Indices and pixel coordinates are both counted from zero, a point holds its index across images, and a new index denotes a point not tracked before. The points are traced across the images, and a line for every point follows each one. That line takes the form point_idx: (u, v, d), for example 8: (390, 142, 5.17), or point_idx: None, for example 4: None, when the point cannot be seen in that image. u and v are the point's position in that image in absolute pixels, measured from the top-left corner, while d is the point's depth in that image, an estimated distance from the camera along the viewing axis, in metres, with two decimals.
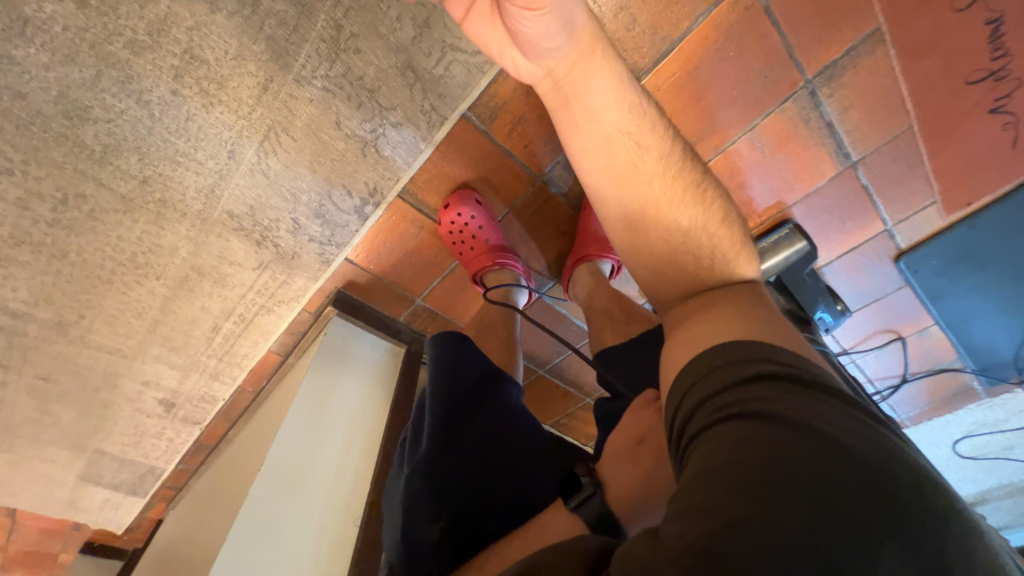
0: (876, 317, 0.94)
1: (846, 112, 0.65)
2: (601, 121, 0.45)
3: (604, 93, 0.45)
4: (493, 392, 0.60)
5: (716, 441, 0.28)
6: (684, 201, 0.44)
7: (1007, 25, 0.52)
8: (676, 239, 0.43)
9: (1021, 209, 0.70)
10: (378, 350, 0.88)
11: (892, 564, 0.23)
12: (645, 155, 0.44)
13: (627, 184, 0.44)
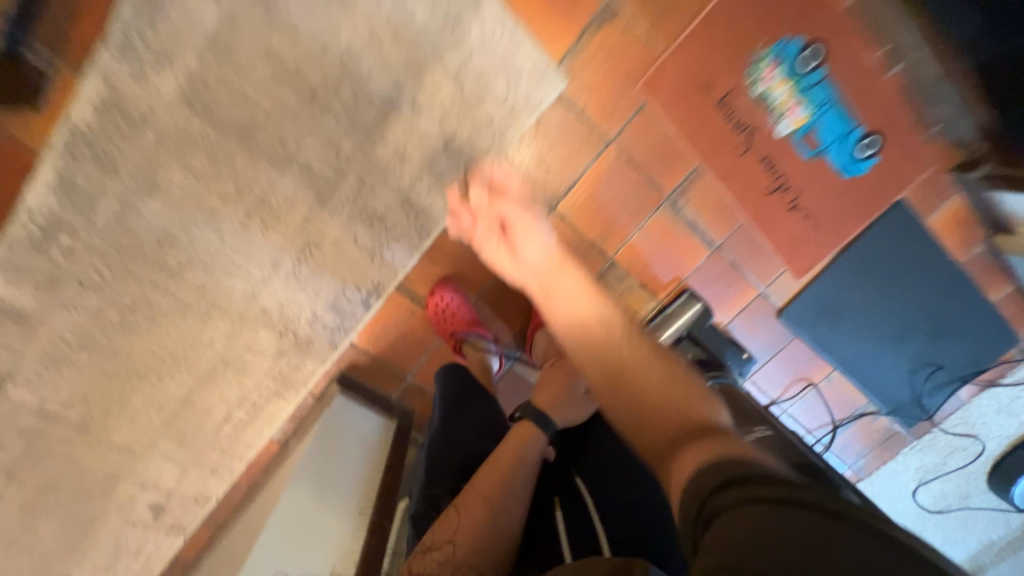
0: (786, 367, 1.15)
1: (700, 214, 0.96)
2: (570, 304, 0.74)
3: (571, 292, 0.75)
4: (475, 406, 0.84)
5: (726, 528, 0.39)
6: (649, 362, 0.65)
7: (772, 159, 0.88)
8: (649, 393, 0.62)
9: (841, 271, 0.99)
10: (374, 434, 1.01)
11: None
12: (602, 326, 0.71)
13: (596, 342, 0.69)
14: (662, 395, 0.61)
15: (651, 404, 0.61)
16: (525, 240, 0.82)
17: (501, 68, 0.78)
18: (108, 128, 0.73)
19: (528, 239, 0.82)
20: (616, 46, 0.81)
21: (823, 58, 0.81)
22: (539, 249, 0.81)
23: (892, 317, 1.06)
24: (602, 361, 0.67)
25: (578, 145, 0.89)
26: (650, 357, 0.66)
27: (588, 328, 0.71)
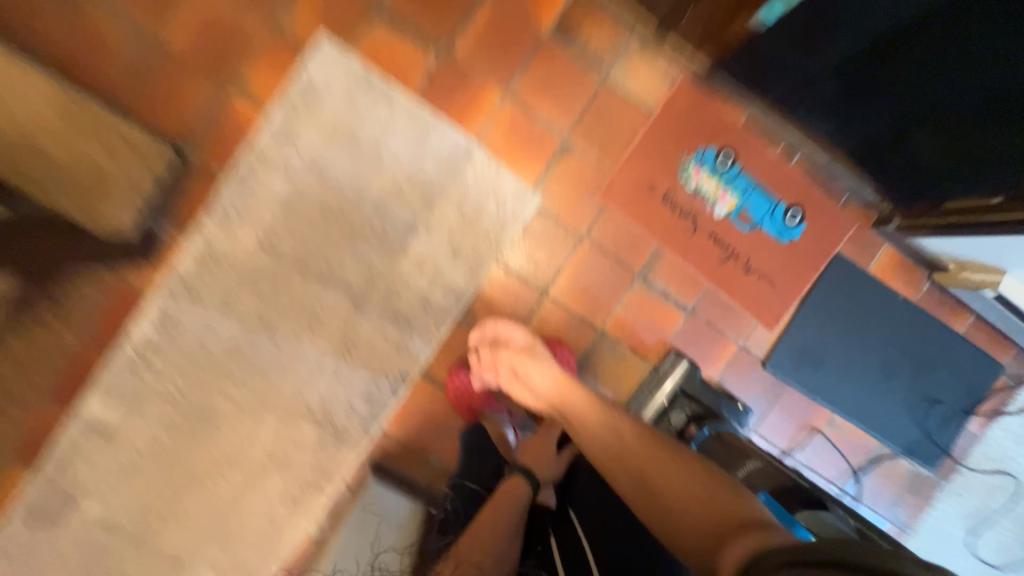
0: (788, 415, 1.21)
1: (669, 285, 1.12)
2: (590, 424, 0.91)
3: (584, 412, 0.93)
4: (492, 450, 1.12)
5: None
6: (666, 465, 0.81)
7: (718, 234, 1.08)
8: (675, 496, 0.76)
9: (803, 318, 1.14)
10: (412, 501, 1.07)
11: None
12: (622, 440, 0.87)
13: (626, 463, 0.84)
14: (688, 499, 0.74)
15: (688, 511, 0.73)
16: (533, 370, 1.00)
17: (491, 196, 1.05)
18: (204, 271, 1.00)
19: (535, 370, 1.00)
20: (575, 169, 1.07)
21: (733, 159, 1.07)
22: (546, 377, 0.99)
23: (866, 356, 1.16)
24: (628, 475, 0.83)
25: (559, 243, 1.09)
26: (667, 462, 0.81)
27: (607, 444, 0.88)
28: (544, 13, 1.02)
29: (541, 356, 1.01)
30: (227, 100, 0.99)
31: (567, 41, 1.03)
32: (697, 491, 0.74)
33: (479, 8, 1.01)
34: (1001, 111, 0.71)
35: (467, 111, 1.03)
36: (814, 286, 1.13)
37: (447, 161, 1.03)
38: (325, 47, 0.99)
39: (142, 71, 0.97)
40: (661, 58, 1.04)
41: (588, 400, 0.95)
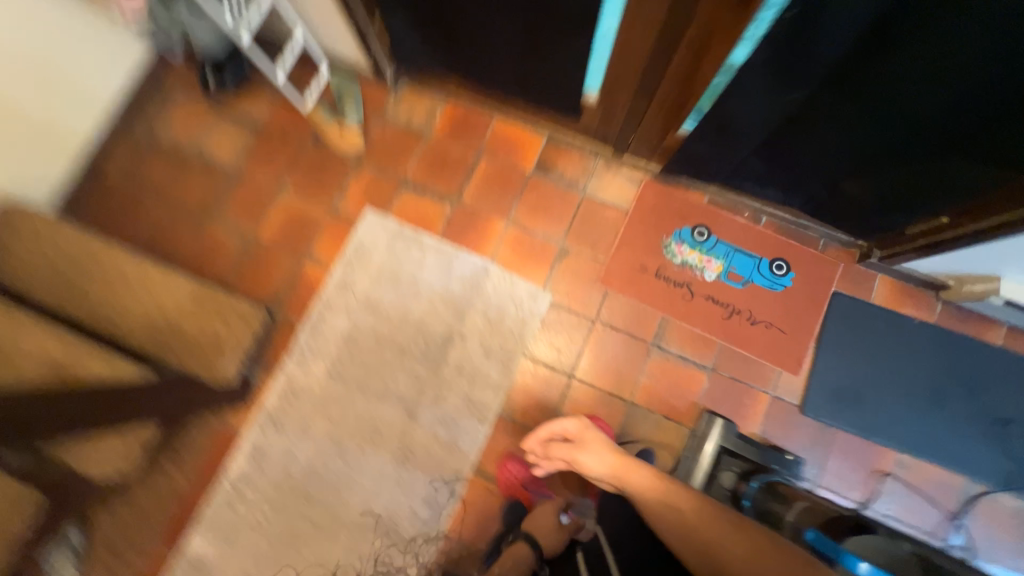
0: (852, 463, 1.14)
1: (684, 348, 1.21)
2: (653, 503, 0.88)
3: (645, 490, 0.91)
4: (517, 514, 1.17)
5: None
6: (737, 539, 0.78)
7: (714, 296, 1.22)
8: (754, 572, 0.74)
9: (824, 358, 1.19)
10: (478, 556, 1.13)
11: None
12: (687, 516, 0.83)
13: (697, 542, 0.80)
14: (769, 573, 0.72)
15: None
16: (585, 456, 1.01)
17: (509, 301, 1.26)
18: (287, 404, 1.21)
19: (587, 455, 1.01)
20: (574, 266, 1.27)
21: (709, 232, 1.25)
22: (600, 461, 0.99)
23: (904, 384, 1.17)
24: (700, 559, 0.78)
25: (575, 329, 1.24)
26: (731, 533, 0.79)
27: (676, 526, 0.83)
28: (526, 159, 1.33)
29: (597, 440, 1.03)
30: (302, 268, 1.31)
31: (548, 173, 1.32)
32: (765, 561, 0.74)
33: (477, 167, 1.34)
34: (931, 148, 0.84)
35: (479, 240, 1.29)
36: (824, 326, 1.20)
37: (470, 281, 1.27)
38: (369, 217, 1.32)
39: (243, 260, 1.32)
40: (624, 169, 1.30)
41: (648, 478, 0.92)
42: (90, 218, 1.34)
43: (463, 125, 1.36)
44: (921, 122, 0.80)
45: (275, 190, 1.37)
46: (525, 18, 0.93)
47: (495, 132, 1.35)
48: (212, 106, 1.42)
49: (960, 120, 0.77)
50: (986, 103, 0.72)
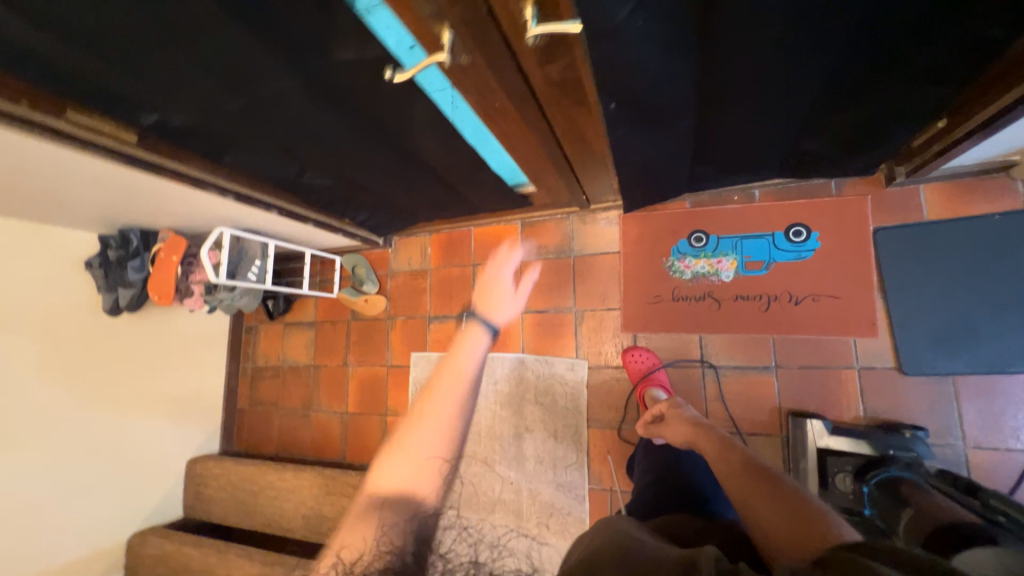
0: (998, 406, 0.97)
1: (738, 358, 1.16)
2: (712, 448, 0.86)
3: (708, 446, 0.88)
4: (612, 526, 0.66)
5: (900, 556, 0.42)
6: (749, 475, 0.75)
7: (742, 294, 1.16)
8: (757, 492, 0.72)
9: (900, 304, 1.04)
10: (451, 442, 0.63)
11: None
12: (726, 455, 0.82)
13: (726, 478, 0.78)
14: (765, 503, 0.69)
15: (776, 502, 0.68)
16: (669, 431, 0.99)
17: (553, 381, 1.33)
18: None
19: (671, 430, 0.99)
20: (595, 323, 1.31)
21: (705, 233, 1.20)
22: (679, 434, 0.97)
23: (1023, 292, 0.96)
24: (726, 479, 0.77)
25: (622, 382, 1.26)
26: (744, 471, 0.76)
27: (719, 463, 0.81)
28: None
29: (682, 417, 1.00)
30: (386, 421, 1.54)
31: (535, 253, 1.40)
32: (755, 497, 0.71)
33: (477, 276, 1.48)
34: (841, 106, 0.76)
35: (505, 339, 1.41)
36: (883, 272, 1.06)
37: (513, 377, 1.38)
38: (416, 358, 1.53)
39: (346, 432, 1.60)
40: (598, 216, 1.33)
41: (723, 450, 0.83)
42: (242, 445, 1.75)
43: (451, 247, 1.53)
44: (820, 97, 0.74)
45: (344, 367, 1.65)
46: (437, 179, 1.07)
47: (477, 239, 1.49)
48: (280, 325, 1.79)
49: (856, 78, 0.69)
50: (852, 66, 0.66)
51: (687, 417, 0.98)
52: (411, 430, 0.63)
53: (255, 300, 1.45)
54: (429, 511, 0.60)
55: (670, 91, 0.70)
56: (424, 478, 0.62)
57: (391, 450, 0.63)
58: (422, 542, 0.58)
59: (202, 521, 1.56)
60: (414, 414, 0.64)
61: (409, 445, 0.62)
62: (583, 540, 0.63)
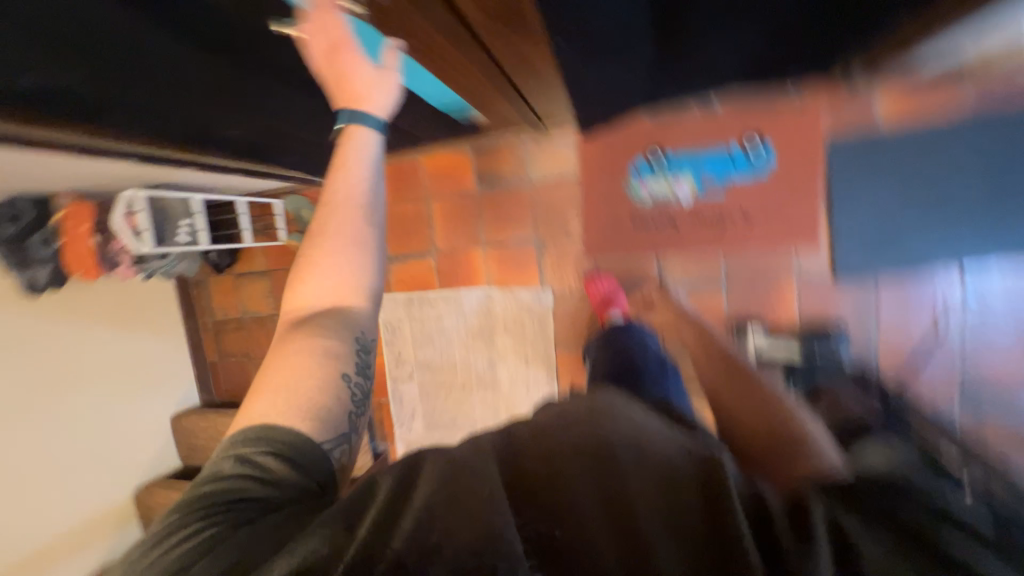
0: (908, 303, 1.10)
1: (692, 277, 1.22)
2: (701, 336, 0.94)
3: (692, 340, 0.94)
4: (618, 415, 0.51)
5: (970, 544, 0.42)
6: (722, 376, 0.77)
7: (699, 216, 1.17)
8: (738, 397, 0.70)
9: (844, 218, 1.08)
10: (369, 249, 0.58)
11: None
12: (710, 342, 0.89)
13: (713, 374, 0.78)
14: (749, 416, 0.65)
15: (757, 408, 0.66)
16: (654, 312, 1.23)
17: (520, 310, 1.38)
18: None
19: (656, 312, 1.22)
20: (557, 253, 1.32)
21: (662, 149, 1.16)
22: (661, 316, 1.22)
23: (955, 200, 1.00)
24: (710, 368, 0.80)
25: (586, 305, 1.32)
26: (717, 368, 0.79)
27: (703, 351, 0.88)
28: (466, 180, 1.35)
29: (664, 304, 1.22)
30: None
31: (492, 182, 1.33)
32: (739, 397, 0.70)
33: (433, 211, 1.40)
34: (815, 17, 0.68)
35: (471, 274, 1.40)
36: (834, 186, 1.08)
37: (482, 311, 1.41)
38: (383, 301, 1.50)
39: None
40: (555, 137, 1.25)
41: (719, 367, 0.80)
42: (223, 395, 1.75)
43: (401, 179, 1.42)
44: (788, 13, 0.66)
45: None
46: None
47: (429, 170, 1.38)
48: (231, 277, 1.69)
49: None
50: None
51: (674, 304, 1.21)
52: (320, 243, 0.57)
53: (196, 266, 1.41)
54: (359, 321, 0.56)
55: (626, 17, 0.60)
56: (350, 291, 0.57)
57: (307, 269, 0.58)
58: (364, 360, 0.56)
59: (202, 467, 1.63)
60: (317, 225, 0.58)
61: (321, 261, 0.57)
62: (570, 414, 0.51)
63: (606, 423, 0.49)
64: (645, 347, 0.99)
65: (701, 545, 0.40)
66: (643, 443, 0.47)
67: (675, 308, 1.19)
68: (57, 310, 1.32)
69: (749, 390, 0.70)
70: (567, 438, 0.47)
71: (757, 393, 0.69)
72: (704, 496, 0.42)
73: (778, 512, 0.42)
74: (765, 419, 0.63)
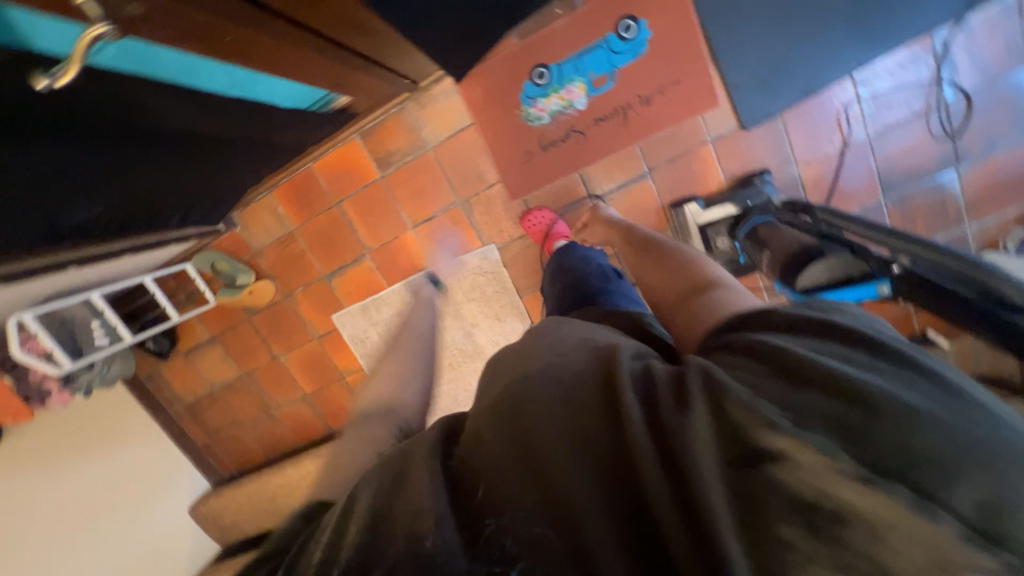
0: (814, 123, 1.14)
1: (617, 178, 1.22)
2: (636, 236, 0.97)
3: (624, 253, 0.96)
4: (534, 343, 0.48)
5: (876, 358, 0.38)
6: (652, 269, 0.80)
7: (602, 116, 1.16)
8: (671, 279, 0.73)
9: (732, 65, 1.09)
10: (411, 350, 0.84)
11: (911, 438, 0.32)
12: (638, 244, 0.92)
13: (648, 267, 0.82)
14: (682, 288, 0.69)
15: (688, 278, 0.70)
16: (592, 233, 1.16)
17: (473, 275, 1.36)
18: None
19: (592, 232, 1.16)
20: (484, 205, 1.28)
21: (545, 66, 1.12)
22: (596, 234, 1.14)
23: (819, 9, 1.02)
24: (647, 266, 0.82)
25: (530, 245, 1.31)
26: (651, 263, 0.82)
27: (642, 250, 0.89)
28: (366, 169, 1.28)
29: (597, 221, 1.15)
30: (347, 382, 1.54)
31: (392, 161, 1.27)
32: (670, 278, 0.73)
33: (347, 212, 1.34)
34: None
35: (411, 258, 1.37)
36: (711, 37, 1.07)
37: (439, 289, 1.39)
38: (340, 319, 1.46)
39: (317, 409, 1.59)
40: (433, 92, 1.19)
41: (652, 263, 0.82)
42: (230, 469, 1.70)
43: (302, 193, 1.34)
44: None
45: (275, 361, 1.55)
46: (229, 138, 0.86)
47: (325, 175, 1.31)
48: (180, 358, 1.60)
49: None
50: None
51: (605, 218, 1.13)
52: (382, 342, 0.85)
53: (130, 363, 1.36)
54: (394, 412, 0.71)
55: None
56: None
57: None
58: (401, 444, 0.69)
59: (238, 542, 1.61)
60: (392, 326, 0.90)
61: None
62: (501, 359, 0.48)
63: (528, 355, 0.46)
64: (589, 263, 1.00)
65: (614, 467, 0.35)
66: (562, 359, 0.44)
67: (611, 218, 1.13)
68: (21, 462, 1.22)
69: (678, 268, 0.74)
70: (486, 401, 0.42)
71: (685, 268, 0.73)
72: (610, 413, 0.37)
73: (663, 381, 0.39)
74: (694, 284, 0.68)
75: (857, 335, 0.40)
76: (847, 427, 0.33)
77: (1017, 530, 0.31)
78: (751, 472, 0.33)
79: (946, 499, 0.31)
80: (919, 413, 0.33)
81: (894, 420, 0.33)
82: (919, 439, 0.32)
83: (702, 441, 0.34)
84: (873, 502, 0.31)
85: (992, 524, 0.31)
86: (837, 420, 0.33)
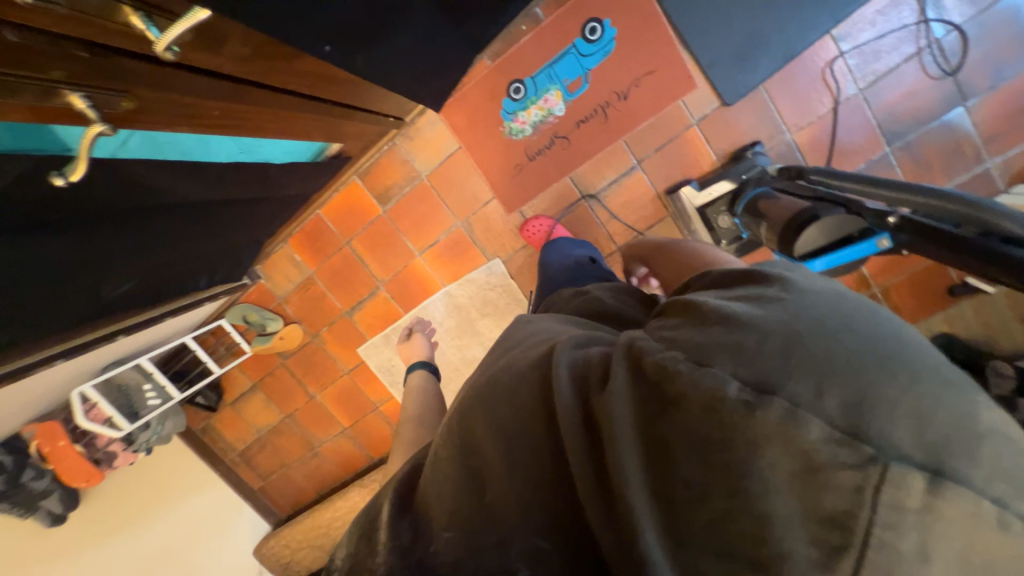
0: (797, 86, 1.11)
1: (608, 175, 1.22)
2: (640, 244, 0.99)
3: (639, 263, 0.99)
4: (503, 350, 0.51)
5: (783, 294, 0.39)
6: (666, 273, 0.82)
7: (582, 118, 1.18)
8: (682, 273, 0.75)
9: (703, 45, 1.09)
10: None
11: (800, 355, 0.33)
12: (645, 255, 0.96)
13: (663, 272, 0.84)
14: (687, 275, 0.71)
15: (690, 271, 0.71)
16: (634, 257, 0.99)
17: (483, 290, 1.38)
18: None
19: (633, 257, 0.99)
20: (483, 222, 1.32)
21: (520, 81, 1.16)
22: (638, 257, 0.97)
23: None
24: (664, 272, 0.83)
25: (534, 253, 1.33)
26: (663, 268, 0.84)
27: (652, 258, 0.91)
28: (368, 206, 1.35)
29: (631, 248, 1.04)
30: (382, 411, 1.59)
31: (391, 196, 1.33)
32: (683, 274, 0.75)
33: (357, 249, 1.41)
34: None
35: (423, 284, 1.41)
36: (677, 23, 1.08)
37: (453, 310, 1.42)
38: (365, 351, 1.51)
39: (357, 442, 1.64)
40: (419, 124, 1.26)
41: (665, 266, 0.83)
42: (285, 509, 1.77)
43: (314, 238, 1.42)
44: None
45: (313, 399, 1.62)
46: (237, 198, 0.94)
47: (332, 218, 1.39)
48: (227, 409, 1.69)
49: None
50: None
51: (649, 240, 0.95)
52: None
53: (182, 418, 1.42)
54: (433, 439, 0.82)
55: None
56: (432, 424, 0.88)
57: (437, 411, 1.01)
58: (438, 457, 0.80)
59: None
60: None
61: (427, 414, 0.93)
62: (481, 367, 0.51)
63: (496, 362, 0.48)
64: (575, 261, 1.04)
65: (546, 453, 0.38)
66: (522, 357, 0.45)
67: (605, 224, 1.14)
68: None
69: (688, 265, 0.75)
70: (454, 413, 0.45)
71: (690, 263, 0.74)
72: (544, 400, 0.40)
73: (593, 361, 0.39)
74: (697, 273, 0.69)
75: (765, 280, 0.42)
76: (738, 351, 0.34)
77: (889, 432, 0.31)
78: (656, 424, 0.35)
79: (820, 407, 0.32)
80: (806, 332, 0.34)
81: (783, 342, 0.34)
82: (808, 355, 0.33)
83: (617, 414, 0.35)
84: (757, 423, 0.32)
85: (863, 425, 0.31)
86: (730, 348, 0.35)
